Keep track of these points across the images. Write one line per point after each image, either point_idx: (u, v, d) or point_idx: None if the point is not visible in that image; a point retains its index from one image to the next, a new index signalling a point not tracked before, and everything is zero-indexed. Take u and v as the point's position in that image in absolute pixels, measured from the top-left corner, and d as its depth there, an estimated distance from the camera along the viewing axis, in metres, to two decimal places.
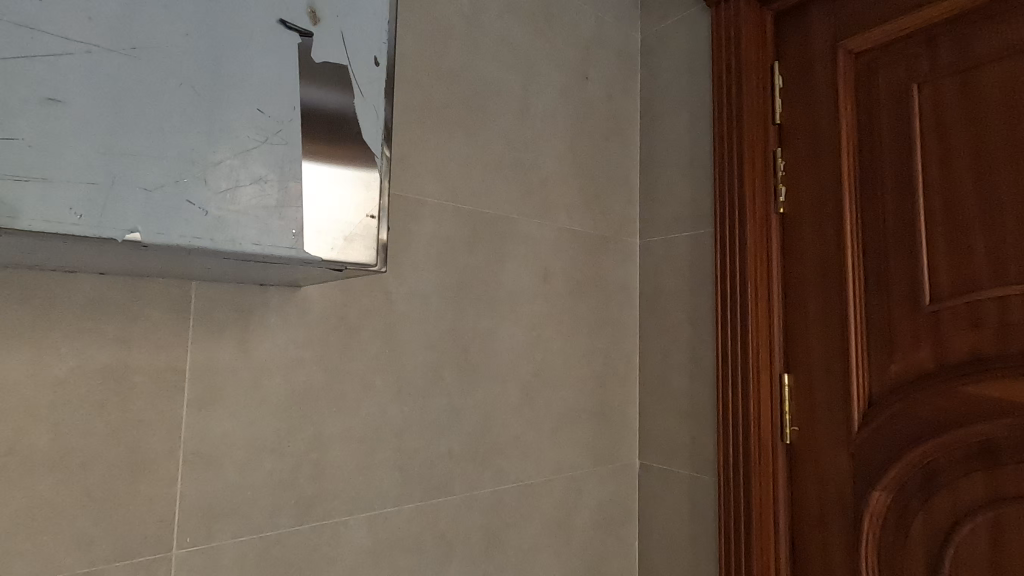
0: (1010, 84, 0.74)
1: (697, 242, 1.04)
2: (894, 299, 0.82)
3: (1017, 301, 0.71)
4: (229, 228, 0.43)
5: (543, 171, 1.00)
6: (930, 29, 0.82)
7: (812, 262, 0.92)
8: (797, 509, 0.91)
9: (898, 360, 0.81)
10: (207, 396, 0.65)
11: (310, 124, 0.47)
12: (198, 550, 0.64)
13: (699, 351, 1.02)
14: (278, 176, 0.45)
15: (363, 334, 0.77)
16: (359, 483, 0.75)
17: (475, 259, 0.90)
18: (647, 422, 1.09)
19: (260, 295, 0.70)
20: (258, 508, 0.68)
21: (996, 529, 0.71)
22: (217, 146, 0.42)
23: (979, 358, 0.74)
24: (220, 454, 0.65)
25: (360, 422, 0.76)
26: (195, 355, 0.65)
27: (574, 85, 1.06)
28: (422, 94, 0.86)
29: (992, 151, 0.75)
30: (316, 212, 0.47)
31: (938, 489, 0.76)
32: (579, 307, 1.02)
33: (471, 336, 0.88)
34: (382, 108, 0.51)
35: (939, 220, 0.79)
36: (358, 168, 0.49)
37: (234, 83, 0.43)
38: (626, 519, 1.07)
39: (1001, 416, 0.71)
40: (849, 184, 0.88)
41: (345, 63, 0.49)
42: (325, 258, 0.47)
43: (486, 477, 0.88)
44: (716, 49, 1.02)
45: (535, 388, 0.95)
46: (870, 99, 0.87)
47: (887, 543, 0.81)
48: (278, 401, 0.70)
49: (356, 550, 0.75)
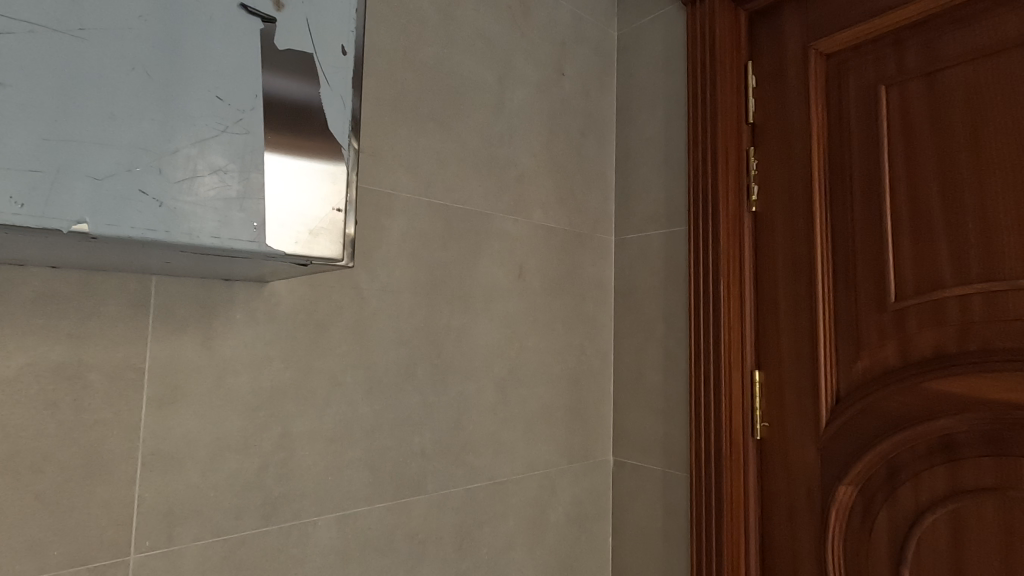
0: (974, 88, 0.76)
1: (671, 240, 1.05)
2: (861, 296, 0.84)
3: (978, 299, 0.73)
4: (186, 220, 0.41)
5: (519, 167, 0.99)
6: (898, 32, 0.83)
7: (783, 261, 0.93)
8: (767, 504, 0.92)
9: (865, 357, 0.83)
10: (168, 395, 0.63)
11: (273, 113, 0.46)
12: (159, 553, 0.62)
13: (672, 348, 1.02)
14: (238, 166, 0.43)
15: (333, 330, 0.76)
16: (327, 483, 0.74)
17: (449, 256, 0.89)
18: (621, 419, 1.09)
19: (225, 291, 0.67)
20: (222, 510, 0.66)
21: (956, 521, 0.73)
22: (174, 135, 0.40)
23: (942, 356, 0.76)
24: (182, 455, 0.63)
25: (330, 421, 0.75)
26: (156, 351, 0.62)
27: (550, 81, 1.05)
28: (395, 86, 0.84)
29: (956, 153, 0.77)
30: (279, 205, 0.45)
31: (901, 482, 0.78)
32: (554, 305, 1.02)
33: (445, 332, 0.87)
34: (350, 99, 0.50)
35: (905, 220, 0.80)
36: (325, 161, 0.48)
37: (193, 69, 0.42)
38: (600, 515, 1.07)
39: (961, 411, 0.73)
40: (819, 183, 0.90)
41: (310, 51, 0.48)
42: (289, 252, 0.46)
43: (459, 475, 0.87)
44: (691, 47, 1.03)
45: (509, 385, 0.95)
46: (840, 101, 0.89)
47: (852, 536, 0.82)
48: (243, 400, 0.68)
49: (325, 551, 0.74)
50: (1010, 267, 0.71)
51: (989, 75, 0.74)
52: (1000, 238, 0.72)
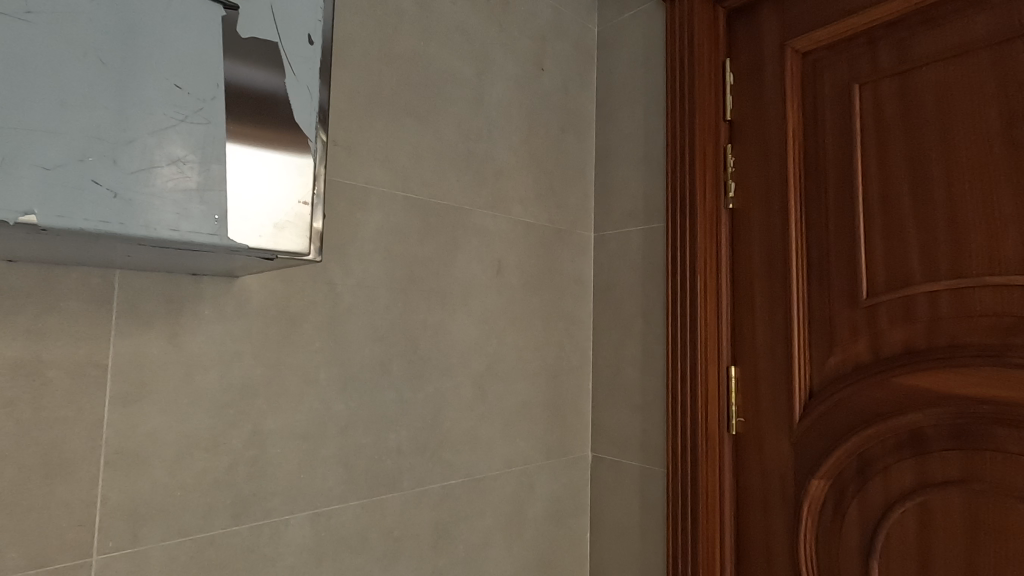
0: (943, 88, 0.77)
1: (649, 236, 1.05)
2: (834, 292, 0.85)
3: (947, 296, 0.74)
4: (142, 212, 0.39)
5: (497, 162, 0.98)
6: (871, 31, 0.84)
7: (759, 257, 0.94)
8: (742, 499, 0.93)
9: (838, 353, 0.84)
10: (132, 393, 0.61)
11: (236, 102, 0.44)
12: (123, 554, 0.60)
13: (649, 344, 1.03)
14: (198, 157, 0.42)
15: (306, 326, 0.75)
16: (299, 481, 0.73)
17: (426, 251, 0.88)
18: (600, 415, 1.09)
19: (193, 286, 0.66)
20: (190, 510, 0.64)
21: (923, 514, 0.74)
22: (130, 124, 0.39)
23: (912, 351, 0.77)
24: (148, 454, 0.62)
25: (302, 418, 0.74)
26: (119, 348, 0.61)
27: (529, 76, 1.05)
28: (370, 79, 0.83)
29: (926, 152, 0.78)
30: (242, 198, 0.44)
31: (871, 476, 0.79)
32: (532, 300, 1.02)
33: (421, 328, 0.86)
34: (317, 89, 0.49)
35: (877, 218, 0.81)
36: (291, 152, 0.47)
37: (150, 56, 0.40)
38: (578, 510, 1.07)
39: (930, 406, 0.74)
40: (794, 180, 0.90)
41: (275, 40, 0.47)
42: (252, 246, 0.45)
43: (435, 472, 0.86)
44: (670, 43, 1.03)
45: (487, 381, 0.94)
46: (815, 99, 0.89)
47: (824, 529, 0.83)
48: (211, 397, 0.66)
49: (297, 550, 0.73)
50: (977, 264, 0.72)
51: (958, 74, 0.76)
52: (967, 236, 0.73)
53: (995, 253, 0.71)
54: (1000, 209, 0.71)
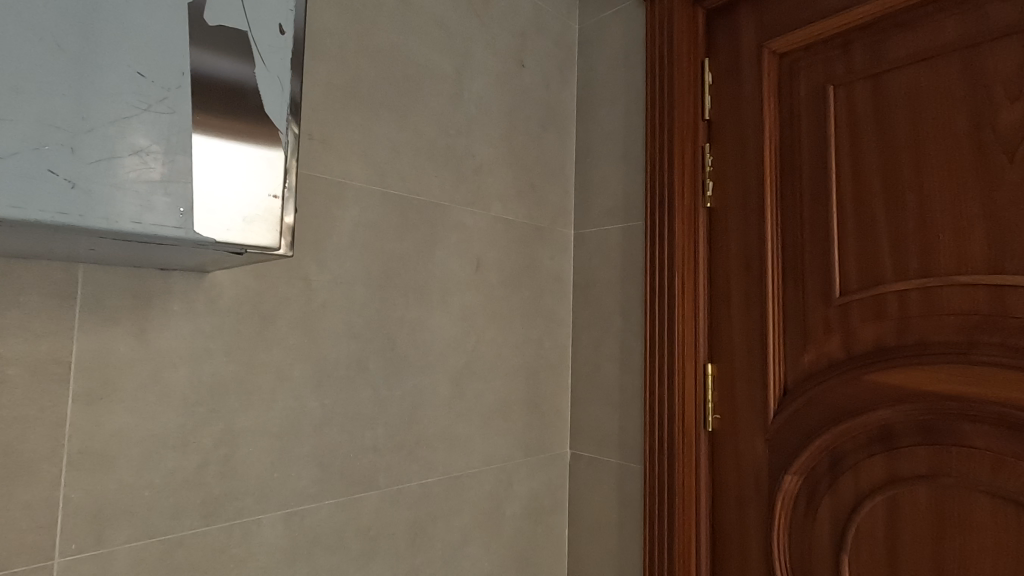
0: (914, 91, 0.78)
1: (628, 234, 1.05)
2: (809, 291, 0.86)
3: (916, 295, 0.76)
4: (102, 203, 0.38)
5: (477, 158, 0.98)
6: (846, 34, 0.85)
7: (736, 256, 0.95)
8: (718, 495, 0.94)
9: (811, 350, 0.85)
10: (96, 391, 0.60)
11: (203, 92, 0.43)
12: (87, 557, 0.58)
13: (628, 341, 1.03)
14: (163, 147, 0.41)
15: (280, 322, 0.73)
16: (272, 480, 0.72)
17: (405, 247, 0.87)
18: (579, 413, 1.10)
19: (161, 281, 0.64)
20: (157, 510, 0.63)
21: (892, 508, 0.76)
22: (89, 112, 0.38)
23: (882, 349, 0.78)
24: (113, 454, 0.60)
25: (276, 416, 0.72)
26: (83, 345, 0.59)
27: (510, 72, 1.04)
28: (347, 72, 0.82)
29: (897, 153, 0.79)
30: (209, 190, 0.43)
31: (842, 471, 0.81)
32: (512, 297, 1.01)
33: (398, 325, 0.85)
34: (288, 81, 0.48)
35: (850, 217, 0.83)
36: (260, 144, 0.46)
37: (111, 43, 0.39)
38: (556, 507, 1.08)
39: (899, 402, 0.76)
40: (770, 180, 0.91)
41: (244, 29, 0.46)
42: (220, 239, 0.44)
43: (412, 470, 0.86)
44: (650, 42, 1.04)
45: (465, 378, 0.94)
46: (791, 100, 0.91)
47: (797, 524, 0.85)
48: (180, 394, 0.65)
49: (270, 550, 0.71)
50: (945, 264, 0.74)
51: (929, 78, 0.77)
52: (936, 235, 0.75)
53: (962, 252, 0.73)
54: (967, 210, 0.73)
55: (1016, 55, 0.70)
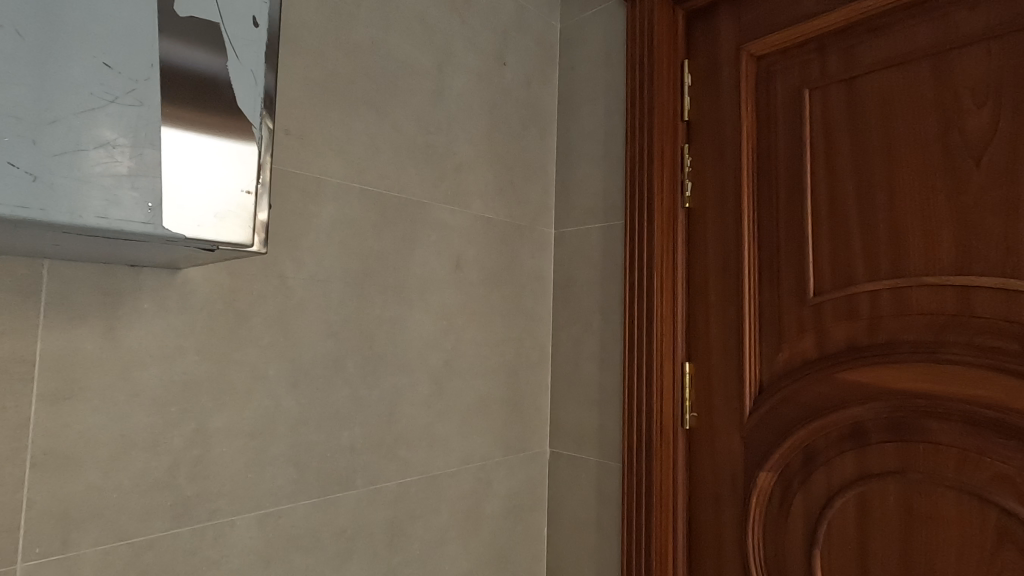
0: (886, 95, 0.80)
1: (608, 233, 1.06)
2: (784, 291, 0.87)
3: (887, 295, 0.77)
4: (65, 198, 0.37)
5: (457, 156, 0.97)
6: (821, 38, 0.87)
7: (714, 256, 0.96)
8: (695, 492, 0.95)
9: (786, 349, 0.87)
10: (62, 390, 0.58)
11: (172, 84, 0.42)
12: (51, 561, 0.57)
13: (607, 340, 1.04)
14: (130, 141, 0.40)
15: (255, 320, 0.72)
16: (246, 481, 0.70)
17: (383, 245, 0.86)
18: (558, 411, 1.10)
19: (131, 278, 0.63)
20: (126, 513, 0.61)
21: (862, 504, 0.77)
22: (52, 103, 0.37)
23: (854, 348, 0.80)
24: (80, 455, 0.59)
25: (250, 416, 0.71)
26: (48, 343, 0.57)
27: (491, 70, 1.04)
28: (325, 67, 0.81)
29: (870, 156, 0.81)
30: (178, 185, 0.42)
31: (815, 468, 0.82)
32: (491, 296, 1.01)
33: (376, 323, 0.84)
34: (261, 74, 0.47)
35: (825, 219, 0.84)
36: (233, 138, 0.45)
37: (75, 32, 0.38)
38: (536, 505, 1.08)
39: (870, 400, 0.77)
40: (748, 181, 0.93)
41: (217, 20, 0.45)
42: (191, 236, 0.43)
43: (390, 469, 0.85)
44: (630, 42, 1.04)
45: (445, 377, 0.93)
46: (768, 102, 0.92)
47: (771, 520, 0.86)
48: (151, 393, 0.63)
49: (243, 552, 0.70)
50: (914, 265, 0.76)
51: (900, 83, 0.79)
52: (906, 237, 0.77)
53: (931, 253, 0.75)
54: (936, 212, 0.75)
55: (983, 62, 0.72)
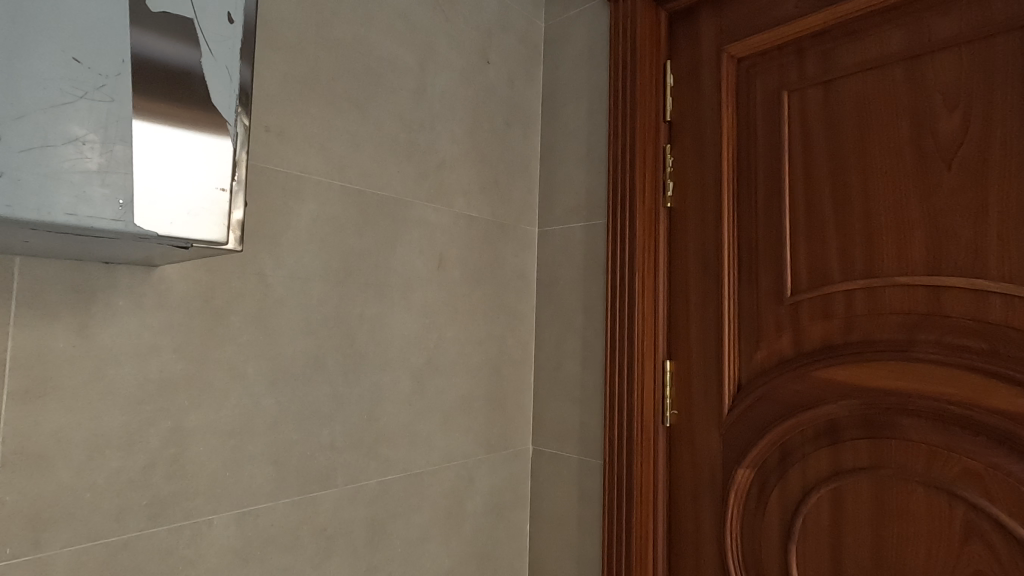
0: (862, 98, 0.81)
1: (590, 232, 1.07)
2: (762, 290, 0.89)
3: (861, 295, 0.79)
4: (33, 194, 0.37)
5: (439, 153, 0.97)
6: (799, 41, 0.88)
7: (694, 255, 0.97)
8: (674, 489, 0.96)
9: (764, 347, 0.88)
10: (34, 389, 0.57)
11: (144, 79, 0.42)
12: (23, 561, 0.56)
13: (589, 338, 1.05)
14: (101, 136, 0.40)
15: (233, 318, 0.71)
16: (224, 480, 0.70)
17: (365, 243, 0.86)
18: (541, 409, 1.11)
19: (105, 275, 0.62)
20: (101, 512, 0.61)
21: (836, 500, 0.79)
22: (18, 98, 0.36)
23: (828, 346, 0.81)
24: (52, 454, 0.58)
25: (228, 415, 0.71)
26: (19, 342, 0.57)
27: (474, 68, 1.04)
28: (306, 64, 0.80)
29: (846, 158, 0.82)
30: (150, 181, 0.42)
31: (791, 464, 0.84)
32: (474, 294, 1.01)
33: (357, 322, 0.84)
34: (236, 70, 0.47)
35: (802, 220, 0.85)
36: (206, 134, 0.45)
37: (42, 26, 0.37)
38: (518, 503, 1.08)
39: (844, 397, 0.79)
40: (728, 182, 0.94)
41: (190, 16, 0.45)
42: (163, 233, 0.42)
43: (371, 468, 0.85)
44: (613, 41, 1.05)
45: (426, 375, 0.93)
46: (748, 104, 0.93)
47: (749, 517, 0.87)
48: (126, 392, 0.63)
49: (221, 551, 0.70)
50: (887, 266, 0.77)
51: (875, 86, 0.80)
52: (880, 237, 0.78)
53: (903, 254, 0.76)
54: (908, 214, 0.76)
55: (954, 67, 0.74)
